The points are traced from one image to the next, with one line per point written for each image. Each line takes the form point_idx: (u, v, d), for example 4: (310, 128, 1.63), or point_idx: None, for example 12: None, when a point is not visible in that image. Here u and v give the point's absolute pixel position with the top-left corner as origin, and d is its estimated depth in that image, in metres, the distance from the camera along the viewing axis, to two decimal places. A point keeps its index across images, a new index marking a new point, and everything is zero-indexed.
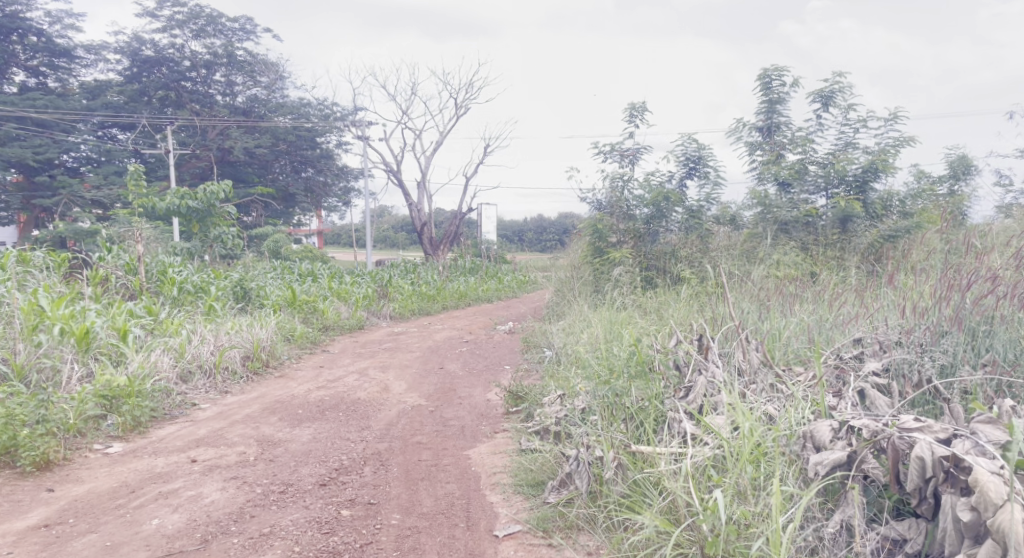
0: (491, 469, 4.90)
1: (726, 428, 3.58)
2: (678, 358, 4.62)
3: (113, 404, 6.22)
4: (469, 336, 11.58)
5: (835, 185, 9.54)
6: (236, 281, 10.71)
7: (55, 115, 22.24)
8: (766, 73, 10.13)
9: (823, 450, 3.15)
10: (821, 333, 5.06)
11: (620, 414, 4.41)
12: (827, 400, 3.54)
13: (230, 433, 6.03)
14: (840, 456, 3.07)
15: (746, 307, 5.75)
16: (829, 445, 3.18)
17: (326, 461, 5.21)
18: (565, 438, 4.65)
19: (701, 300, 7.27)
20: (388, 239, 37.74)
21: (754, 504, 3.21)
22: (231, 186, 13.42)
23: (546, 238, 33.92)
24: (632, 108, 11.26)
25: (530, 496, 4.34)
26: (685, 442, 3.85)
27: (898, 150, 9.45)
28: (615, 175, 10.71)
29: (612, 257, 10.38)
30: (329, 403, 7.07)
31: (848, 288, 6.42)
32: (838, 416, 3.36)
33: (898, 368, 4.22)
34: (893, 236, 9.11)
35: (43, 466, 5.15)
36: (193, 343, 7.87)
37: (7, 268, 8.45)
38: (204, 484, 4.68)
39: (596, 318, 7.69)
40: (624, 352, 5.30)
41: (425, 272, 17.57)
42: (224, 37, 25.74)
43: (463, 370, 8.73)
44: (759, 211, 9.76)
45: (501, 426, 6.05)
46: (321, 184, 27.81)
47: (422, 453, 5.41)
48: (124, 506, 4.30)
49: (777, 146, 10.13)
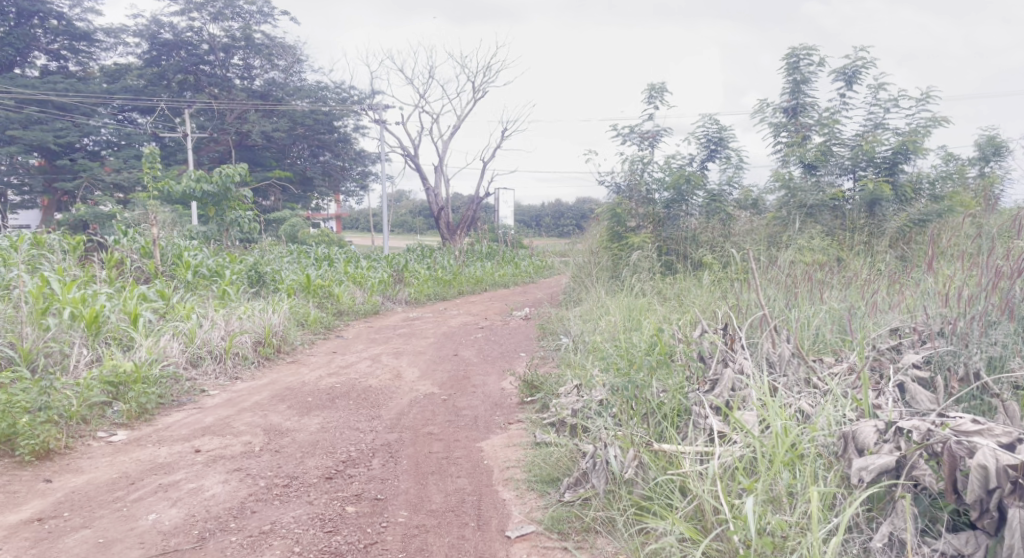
0: (504, 463, 4.70)
1: (757, 427, 3.33)
2: (701, 350, 4.37)
3: (119, 390, 6.08)
4: (486, 321, 11.37)
5: (863, 167, 9.23)
6: (251, 265, 10.55)
7: (75, 98, 22.23)
8: (793, 52, 9.76)
9: (869, 454, 2.89)
10: (854, 322, 4.82)
11: (641, 408, 4.15)
12: (869, 398, 3.28)
13: (237, 422, 5.86)
14: (888, 461, 2.81)
15: (773, 295, 5.49)
16: (874, 448, 2.92)
17: (333, 452, 5.02)
18: (581, 433, 4.43)
19: (724, 286, 7.00)
20: (405, 225, 37.58)
21: (789, 513, 2.95)
22: (246, 169, 13.20)
23: (564, 223, 33.51)
24: (652, 88, 10.93)
25: (545, 494, 4.13)
26: (711, 441, 3.61)
27: (929, 131, 9.12)
28: (634, 158, 10.45)
29: (631, 242, 10.11)
30: (339, 390, 6.90)
31: (881, 275, 6.13)
32: (883, 416, 3.10)
33: (941, 361, 3.95)
34: (923, 221, 8.75)
35: (43, 455, 5.01)
36: (204, 328, 7.70)
37: (20, 251, 8.33)
38: (205, 476, 4.51)
39: (615, 304, 7.45)
40: (644, 342, 5.06)
41: (442, 257, 17.36)
42: (242, 20, 25.53)
43: (478, 357, 8.53)
44: (783, 195, 9.43)
45: (515, 417, 5.85)
46: (339, 168, 27.66)
47: (434, 444, 5.20)
48: (122, 499, 4.12)
49: (802, 128, 9.75)
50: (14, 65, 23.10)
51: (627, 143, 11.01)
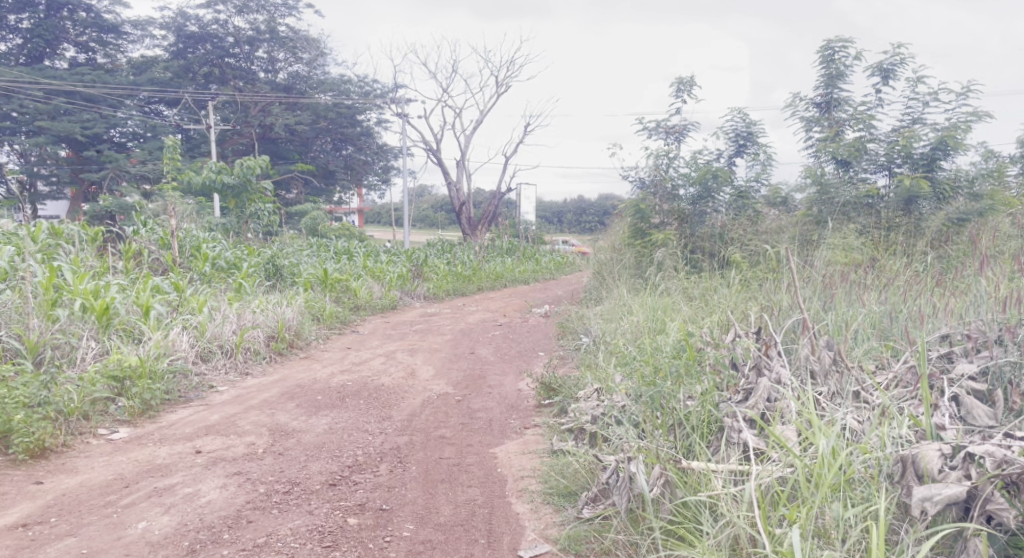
0: (519, 472, 4.41)
1: (798, 445, 3.02)
2: (735, 356, 4.06)
3: (123, 386, 5.88)
4: (504, 319, 11.09)
5: (899, 164, 8.82)
6: (269, 258, 10.36)
7: (103, 90, 22.26)
8: (828, 44, 9.38)
9: (934, 482, 2.60)
10: (896, 328, 4.53)
11: (667, 419, 3.85)
12: (930, 418, 2.97)
13: (243, 421, 5.64)
14: (958, 492, 2.51)
15: (808, 296, 5.17)
16: (939, 476, 2.63)
17: (339, 457, 4.77)
18: (601, 442, 4.15)
19: (755, 287, 6.66)
20: (427, 219, 37.44)
21: (838, 548, 2.64)
22: (267, 161, 12.95)
23: (585, 220, 33.04)
24: (680, 81, 10.56)
25: (562, 509, 3.86)
26: (746, 457, 3.30)
27: (969, 126, 8.70)
28: (658, 153, 10.13)
29: (654, 239, 9.79)
30: (351, 388, 6.68)
31: (926, 277, 5.76)
32: (946, 440, 2.80)
33: (1000, 372, 3.60)
34: (962, 219, 8.37)
35: (38, 453, 4.79)
36: (215, 322, 7.50)
37: (37, 241, 8.19)
38: (203, 480, 4.27)
39: (639, 304, 7.14)
40: (670, 346, 4.77)
41: (462, 252, 17.10)
42: (267, 12, 25.33)
43: (495, 356, 8.26)
44: (814, 192, 9.02)
45: (532, 421, 5.56)
46: (362, 162, 27.47)
47: (445, 449, 4.94)
48: (113, 504, 3.90)
49: (836, 123, 9.35)
50: (43, 56, 23.08)
51: (653, 138, 10.66)
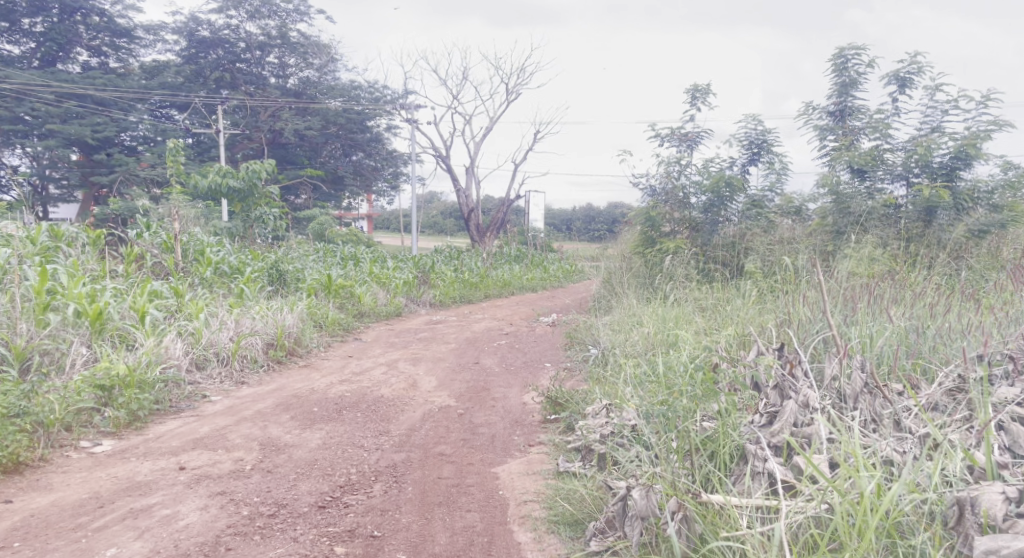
0: (521, 496, 4.10)
1: (834, 482, 2.72)
2: (756, 377, 3.75)
3: (110, 395, 5.61)
4: (511, 327, 10.80)
5: (917, 174, 8.47)
6: (273, 263, 10.11)
7: (114, 93, 22.08)
8: (841, 52, 9.07)
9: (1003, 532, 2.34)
10: (923, 343, 4.23)
11: (683, 445, 3.54)
12: (990, 454, 2.70)
13: (233, 434, 5.35)
14: None
15: (829, 309, 4.86)
16: (1005, 525, 2.39)
17: (331, 475, 4.47)
18: (611, 467, 3.85)
19: (773, 298, 6.36)
20: (436, 225, 37.20)
21: None
22: (273, 165, 12.72)
23: (594, 227, 32.67)
24: (695, 89, 10.29)
25: (568, 541, 3.56)
26: (774, 492, 3.00)
27: (989, 135, 8.37)
28: (670, 160, 9.83)
29: (665, 247, 9.50)
30: (349, 400, 6.39)
31: (952, 291, 5.45)
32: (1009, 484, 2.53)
33: None
34: (982, 230, 8.15)
35: (12, 468, 4.52)
36: (211, 328, 7.23)
37: (34, 244, 7.95)
38: (183, 500, 3.99)
39: (648, 314, 6.86)
40: (683, 364, 4.46)
41: (470, 259, 16.85)
42: (279, 18, 25.21)
43: (499, 367, 7.97)
44: (829, 202, 8.68)
45: (536, 437, 5.26)
46: (371, 168, 27.29)
47: (444, 468, 4.63)
48: (84, 527, 3.63)
49: (851, 132, 9.02)
50: (56, 60, 22.98)
51: (665, 145, 10.38)
